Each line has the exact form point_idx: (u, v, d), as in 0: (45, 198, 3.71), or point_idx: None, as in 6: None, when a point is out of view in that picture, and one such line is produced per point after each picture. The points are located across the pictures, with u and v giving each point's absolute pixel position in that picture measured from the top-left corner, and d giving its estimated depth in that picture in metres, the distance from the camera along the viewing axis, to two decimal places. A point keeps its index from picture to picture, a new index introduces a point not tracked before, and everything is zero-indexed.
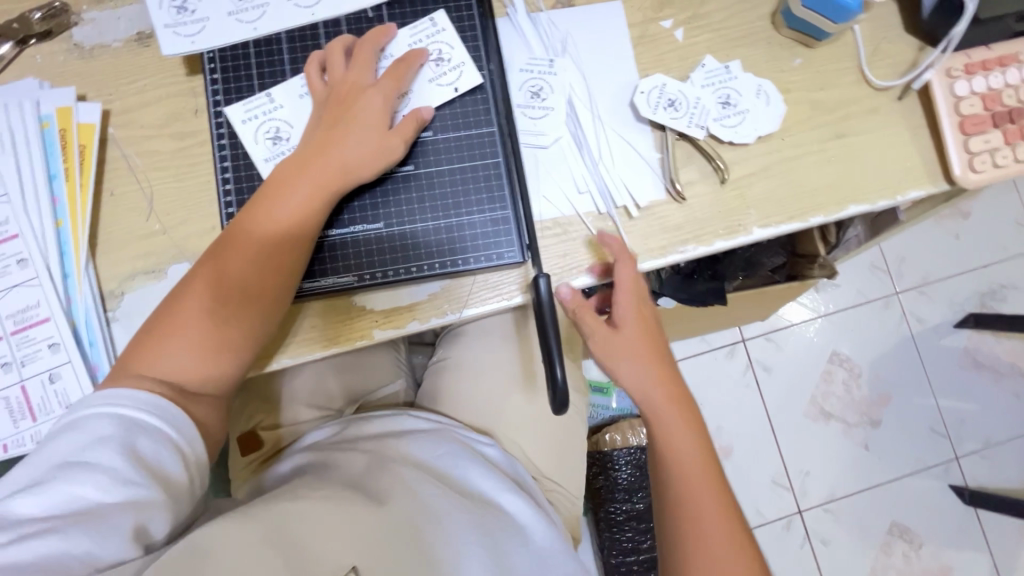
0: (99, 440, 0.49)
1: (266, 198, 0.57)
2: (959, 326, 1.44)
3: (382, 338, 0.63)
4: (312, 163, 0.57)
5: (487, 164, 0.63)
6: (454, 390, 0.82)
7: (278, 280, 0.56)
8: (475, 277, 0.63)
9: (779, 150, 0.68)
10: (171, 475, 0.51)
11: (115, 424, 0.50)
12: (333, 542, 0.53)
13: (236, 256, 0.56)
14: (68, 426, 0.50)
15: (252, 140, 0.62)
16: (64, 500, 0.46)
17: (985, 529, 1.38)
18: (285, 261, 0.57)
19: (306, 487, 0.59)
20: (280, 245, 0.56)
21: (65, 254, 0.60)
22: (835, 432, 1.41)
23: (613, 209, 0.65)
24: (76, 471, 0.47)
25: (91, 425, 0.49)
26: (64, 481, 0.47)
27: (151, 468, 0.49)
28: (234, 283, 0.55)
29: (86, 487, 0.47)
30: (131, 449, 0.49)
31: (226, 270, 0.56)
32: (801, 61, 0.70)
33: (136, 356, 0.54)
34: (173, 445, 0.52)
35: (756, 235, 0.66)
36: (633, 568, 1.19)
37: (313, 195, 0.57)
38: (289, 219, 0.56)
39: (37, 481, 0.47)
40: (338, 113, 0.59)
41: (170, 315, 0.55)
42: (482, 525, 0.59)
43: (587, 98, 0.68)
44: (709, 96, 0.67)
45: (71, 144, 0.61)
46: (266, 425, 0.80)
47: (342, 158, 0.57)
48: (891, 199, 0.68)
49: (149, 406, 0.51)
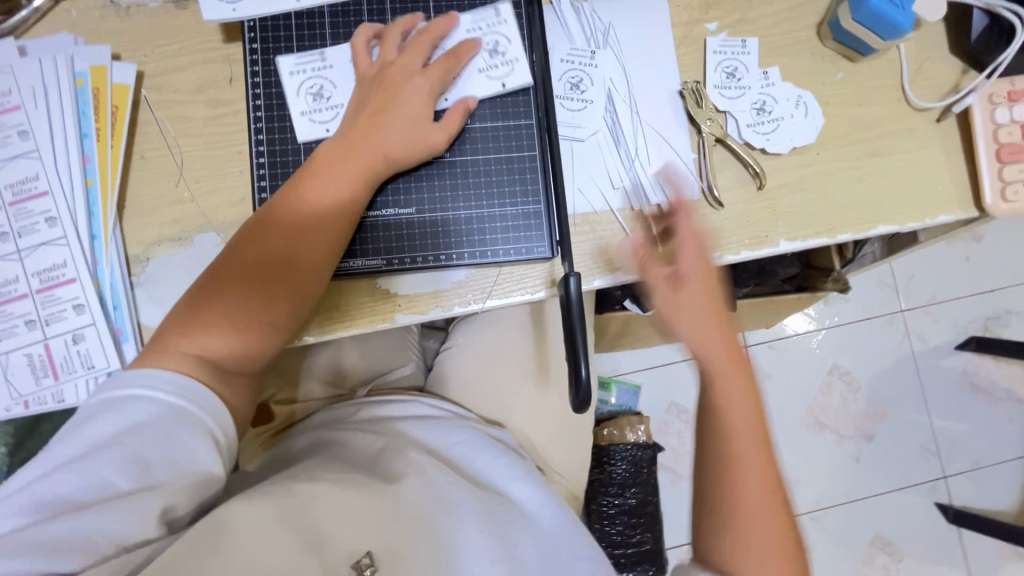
0: (134, 423, 0.50)
1: (306, 182, 0.57)
2: (961, 348, 1.45)
3: (404, 322, 0.63)
4: (355, 152, 0.58)
5: (523, 156, 0.63)
6: (468, 376, 0.82)
7: (318, 268, 0.57)
8: (502, 266, 0.63)
9: (812, 164, 0.67)
10: (199, 461, 0.50)
11: (151, 408, 0.50)
12: (348, 528, 0.55)
13: (275, 239, 0.57)
14: (105, 407, 0.51)
15: (295, 93, 0.61)
16: (98, 480, 0.48)
17: (965, 548, 1.40)
18: (325, 249, 0.57)
19: (320, 470, 0.61)
20: (321, 232, 0.57)
21: (93, 215, 0.59)
22: (828, 443, 1.43)
23: (646, 206, 0.65)
24: (112, 452, 0.48)
25: (128, 408, 0.50)
26: (100, 461, 0.48)
27: (180, 454, 0.50)
28: (274, 266, 0.56)
29: (122, 470, 0.48)
30: (164, 434, 0.49)
31: (267, 252, 0.56)
32: (843, 75, 0.69)
33: (173, 332, 0.55)
34: (205, 430, 0.52)
35: (782, 248, 0.66)
36: (620, 561, 1.19)
37: (357, 183, 0.58)
38: (331, 207, 0.57)
39: (74, 458, 0.49)
40: (383, 99, 0.59)
41: (209, 294, 0.56)
42: (489, 515, 0.60)
43: (626, 92, 0.67)
44: (744, 100, 0.68)
45: (104, 104, 0.60)
46: (278, 399, 0.81)
47: (386, 148, 0.58)
48: (920, 221, 0.68)
49: (179, 387, 0.52)
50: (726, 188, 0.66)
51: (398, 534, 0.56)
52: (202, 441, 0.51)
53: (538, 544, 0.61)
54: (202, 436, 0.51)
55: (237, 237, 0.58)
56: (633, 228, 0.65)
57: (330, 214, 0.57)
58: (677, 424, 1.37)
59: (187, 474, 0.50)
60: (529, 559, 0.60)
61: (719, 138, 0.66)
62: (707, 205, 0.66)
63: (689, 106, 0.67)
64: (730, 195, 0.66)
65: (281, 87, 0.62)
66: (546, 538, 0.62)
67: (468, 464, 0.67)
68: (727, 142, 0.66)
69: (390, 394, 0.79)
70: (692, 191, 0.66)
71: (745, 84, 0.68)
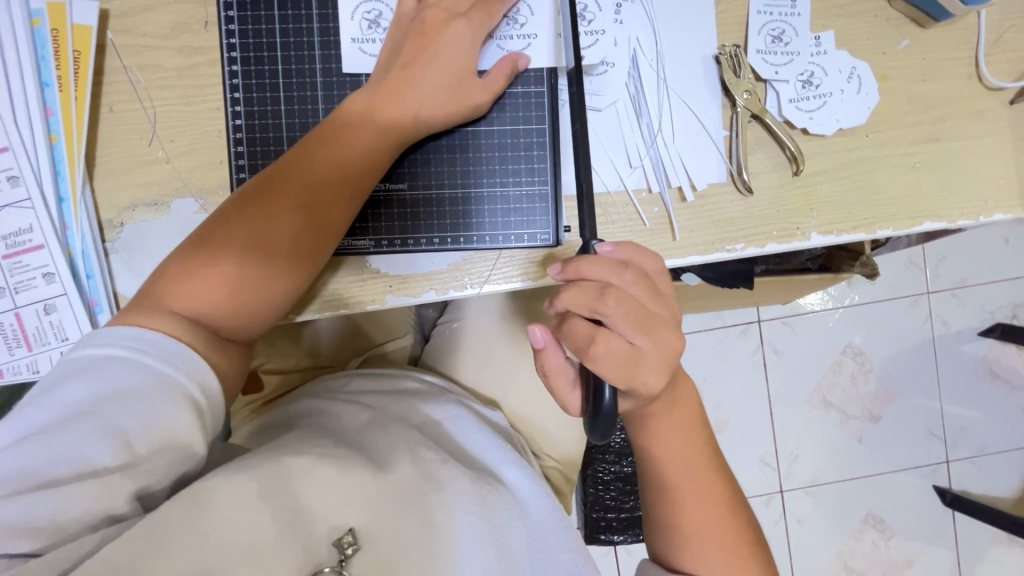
0: (117, 392, 0.43)
1: (328, 137, 0.52)
2: (983, 335, 1.38)
3: (395, 305, 0.58)
4: (386, 105, 0.52)
5: (531, 130, 0.57)
6: (466, 354, 0.79)
7: (327, 230, 0.52)
8: (501, 253, 0.58)
9: (860, 148, 0.59)
10: (185, 438, 0.44)
11: (134, 376, 0.43)
12: (331, 502, 0.51)
13: (287, 192, 0.50)
14: (81, 369, 0.44)
15: (348, 16, 0.56)
16: (66, 455, 0.41)
17: (956, 530, 1.39)
18: (337, 210, 0.52)
19: (301, 441, 0.55)
20: (337, 190, 0.52)
21: (60, 175, 0.55)
22: (832, 421, 1.38)
23: (666, 189, 0.58)
24: (84, 425, 0.41)
25: (108, 373, 0.43)
26: (72, 432, 0.41)
27: (165, 428, 0.43)
28: (282, 223, 0.50)
29: (96, 445, 0.41)
30: (149, 407, 0.43)
31: (277, 208, 0.50)
32: (909, 43, 0.60)
33: (161, 287, 0.48)
34: (195, 408, 0.45)
35: (812, 242, 0.60)
36: (612, 523, 1.20)
37: (379, 144, 0.53)
38: (350, 161, 0.52)
39: (42, 427, 0.42)
40: (418, 50, 0.53)
41: (206, 248, 0.49)
42: (483, 499, 0.55)
43: (653, 55, 0.59)
44: (789, 69, 0.59)
45: (65, 49, 0.54)
46: (268, 368, 0.78)
47: (418, 103, 0.53)
48: (973, 219, 0.60)
49: (163, 350, 0.45)
50: (760, 172, 0.59)
51: (393, 514, 0.52)
52: (190, 422, 0.44)
53: (528, 525, 0.57)
54: (190, 412, 0.44)
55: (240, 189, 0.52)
56: (649, 213, 0.59)
57: (349, 171, 0.52)
58: None
59: (168, 452, 0.44)
60: (525, 548, 0.55)
61: (755, 114, 0.58)
62: (735, 192, 0.59)
63: (725, 74, 0.58)
64: (764, 180, 0.59)
65: (260, 41, 0.56)
66: (541, 523, 0.58)
67: (462, 438, 0.64)
68: (765, 118, 0.58)
69: (384, 369, 0.76)
70: (719, 175, 0.59)
71: (793, 50, 0.59)
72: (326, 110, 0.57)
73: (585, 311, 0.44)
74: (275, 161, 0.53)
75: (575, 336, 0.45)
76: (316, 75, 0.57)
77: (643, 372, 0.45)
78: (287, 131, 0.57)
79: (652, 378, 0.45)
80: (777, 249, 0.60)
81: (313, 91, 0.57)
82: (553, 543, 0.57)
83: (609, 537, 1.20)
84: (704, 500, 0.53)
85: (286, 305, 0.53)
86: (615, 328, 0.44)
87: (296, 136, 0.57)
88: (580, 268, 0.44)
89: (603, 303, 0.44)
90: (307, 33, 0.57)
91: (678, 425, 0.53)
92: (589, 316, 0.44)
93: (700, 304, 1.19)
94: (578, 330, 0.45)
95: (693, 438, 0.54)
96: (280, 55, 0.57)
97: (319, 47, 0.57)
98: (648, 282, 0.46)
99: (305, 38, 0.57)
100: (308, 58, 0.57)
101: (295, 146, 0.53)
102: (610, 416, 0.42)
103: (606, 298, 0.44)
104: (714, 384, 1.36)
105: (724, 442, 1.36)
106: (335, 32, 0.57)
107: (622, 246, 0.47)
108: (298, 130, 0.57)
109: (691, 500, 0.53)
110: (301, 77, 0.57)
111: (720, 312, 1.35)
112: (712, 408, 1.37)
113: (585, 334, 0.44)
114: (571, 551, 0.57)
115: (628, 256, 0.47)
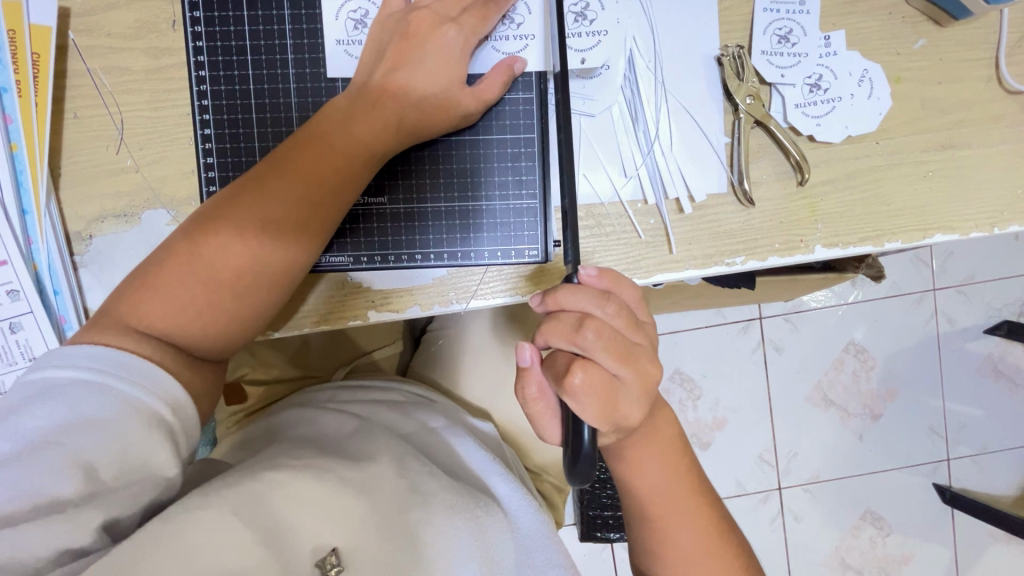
0: (81, 420, 0.41)
1: (307, 144, 0.49)
2: (990, 332, 1.34)
3: (378, 321, 0.56)
4: (368, 111, 0.49)
5: (520, 139, 0.54)
6: (456, 364, 0.77)
7: (305, 245, 0.49)
8: (487, 268, 0.55)
9: (869, 156, 0.56)
10: (156, 465, 0.43)
11: (103, 404, 0.41)
12: (315, 522, 0.48)
13: (261, 202, 0.47)
14: (42, 393, 0.41)
15: (332, 16, 0.53)
16: (33, 488, 0.39)
17: (956, 529, 1.35)
18: (315, 224, 0.49)
19: (283, 456, 0.53)
20: (315, 202, 0.48)
21: (23, 187, 0.52)
22: (832, 419, 1.33)
23: (663, 200, 0.55)
24: (49, 456, 0.40)
25: (73, 398, 0.41)
26: (38, 464, 0.39)
27: (135, 457, 0.41)
28: (257, 237, 0.47)
29: (63, 478, 0.40)
30: (117, 436, 0.41)
31: (252, 220, 0.47)
32: (925, 43, 0.56)
33: (130, 303, 0.46)
34: (169, 436, 0.43)
35: (816, 255, 0.56)
36: (609, 522, 1.13)
37: (360, 155, 0.49)
38: (329, 170, 0.48)
39: (2, 458, 0.40)
40: (404, 54, 0.50)
41: (178, 262, 0.47)
42: (473, 518, 0.53)
43: (650, 56, 0.55)
44: (796, 72, 0.56)
45: (22, 50, 0.51)
46: (252, 378, 0.76)
47: (402, 111, 0.50)
48: (986, 231, 0.57)
49: (130, 371, 0.43)
50: (762, 182, 0.56)
51: (378, 529, 0.50)
52: (164, 451, 0.42)
53: (515, 539, 0.56)
54: (160, 438, 0.42)
55: (214, 198, 0.49)
56: (645, 225, 0.55)
57: (327, 181, 0.48)
58: (678, 392, 1.31)
59: (140, 479, 0.43)
60: (510, 563, 0.53)
61: (758, 120, 0.55)
62: (736, 203, 0.56)
63: (727, 77, 0.55)
64: (767, 190, 0.56)
65: (229, 44, 0.53)
66: (527, 539, 0.57)
67: (450, 447, 0.62)
68: (768, 125, 0.55)
69: (371, 380, 0.74)
70: (720, 185, 0.56)
71: (801, 50, 0.56)
72: (299, 119, 0.54)
73: (565, 344, 0.42)
74: (251, 169, 0.50)
75: (555, 370, 0.42)
76: (289, 81, 0.54)
77: (624, 406, 0.43)
78: (259, 141, 0.54)
79: (630, 410, 0.43)
80: (779, 262, 0.56)
81: (286, 99, 0.54)
82: (539, 558, 0.56)
83: (606, 535, 1.14)
84: (689, 531, 0.51)
85: (261, 322, 0.50)
86: (595, 360, 0.41)
87: (269, 146, 0.54)
88: (558, 298, 0.42)
89: (581, 335, 0.41)
90: (278, 35, 0.54)
91: (658, 450, 0.50)
92: (569, 350, 0.42)
93: (699, 302, 1.15)
94: (558, 365, 0.42)
95: (675, 459, 0.51)
96: (251, 58, 0.54)
97: (291, 50, 0.54)
98: (630, 314, 0.43)
99: (277, 41, 0.54)
100: (281, 63, 0.54)
101: (274, 153, 0.50)
102: (589, 456, 0.40)
103: (584, 330, 0.41)
104: (711, 381, 1.31)
105: (720, 439, 1.31)
106: (309, 33, 0.54)
107: (604, 275, 0.45)
108: (271, 139, 0.54)
109: (676, 530, 0.51)
110: (273, 83, 0.54)
111: (720, 309, 1.29)
112: (711, 405, 1.31)
113: (563, 368, 0.42)
114: (559, 567, 0.56)
115: (607, 286, 0.45)
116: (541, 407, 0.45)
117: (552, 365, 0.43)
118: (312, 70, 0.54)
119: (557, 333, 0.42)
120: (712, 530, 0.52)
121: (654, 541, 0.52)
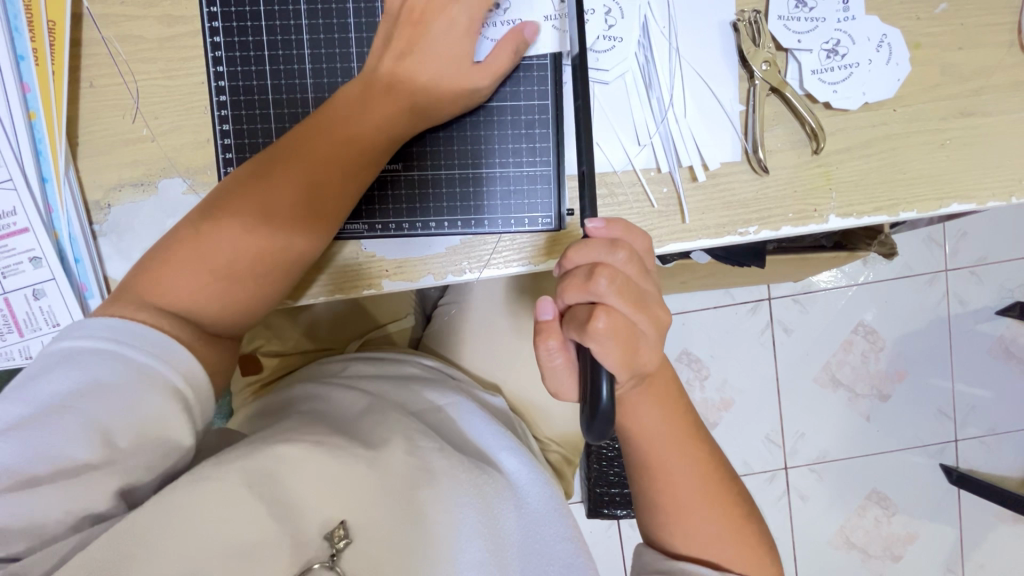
0: (98, 384, 0.41)
1: (321, 129, 0.49)
2: (1002, 313, 1.32)
3: (392, 290, 0.56)
4: (377, 96, 0.50)
5: (533, 106, 0.55)
6: (466, 338, 0.77)
7: (324, 230, 0.50)
8: (501, 236, 0.55)
9: (886, 124, 0.55)
10: (172, 435, 0.43)
11: (115, 371, 0.42)
12: (323, 490, 0.48)
13: (280, 186, 0.48)
14: (62, 360, 0.42)
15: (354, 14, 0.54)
16: (50, 451, 0.40)
17: (961, 509, 1.35)
18: (332, 204, 0.49)
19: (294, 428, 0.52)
20: (335, 183, 0.49)
21: (42, 156, 0.53)
22: (840, 400, 1.33)
23: (676, 168, 0.55)
24: (69, 421, 0.40)
25: (90, 364, 0.42)
26: (55, 427, 0.40)
27: (153, 424, 0.42)
28: (274, 217, 0.47)
29: (81, 442, 0.40)
30: (134, 402, 0.41)
31: (268, 200, 0.47)
32: (945, 8, 0.55)
33: (147, 281, 0.46)
34: (183, 404, 0.43)
35: (829, 225, 0.56)
36: (615, 499, 1.13)
37: (376, 142, 0.50)
38: (347, 155, 0.49)
39: (20, 420, 0.40)
40: (413, 38, 0.50)
41: (195, 242, 0.47)
42: (480, 489, 0.53)
43: (666, 21, 0.55)
44: (813, 37, 0.55)
45: (39, 20, 0.51)
46: (266, 350, 0.78)
47: (414, 95, 0.50)
48: (1003, 201, 0.56)
49: (143, 340, 0.43)
50: (777, 151, 0.55)
51: (387, 506, 0.50)
52: (178, 417, 0.43)
53: (521, 514, 0.55)
54: (177, 406, 0.43)
55: (227, 180, 0.49)
56: (657, 194, 0.55)
57: (340, 168, 0.49)
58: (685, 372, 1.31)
59: (153, 452, 0.43)
60: (516, 538, 0.53)
61: (774, 87, 0.54)
62: (750, 172, 0.55)
63: (743, 43, 0.54)
64: (781, 159, 0.55)
65: (243, 9, 0.54)
66: (531, 511, 0.56)
67: (458, 424, 0.62)
68: (785, 92, 0.54)
69: (385, 353, 0.74)
70: (733, 153, 0.55)
71: (819, 15, 0.55)
72: (314, 85, 0.54)
73: (581, 296, 0.42)
74: (264, 152, 0.50)
75: (576, 320, 0.42)
76: (303, 47, 0.54)
77: (643, 353, 0.43)
78: (274, 109, 0.55)
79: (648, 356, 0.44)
80: (793, 232, 0.56)
81: (299, 65, 0.54)
82: (545, 532, 0.55)
83: (612, 512, 1.15)
84: (692, 482, 0.51)
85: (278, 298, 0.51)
86: (614, 306, 0.42)
87: (283, 113, 0.55)
88: (568, 256, 0.44)
89: (595, 283, 0.42)
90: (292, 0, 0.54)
91: (655, 397, 0.50)
92: (585, 300, 0.42)
93: (708, 282, 1.13)
94: (579, 316, 0.42)
95: (674, 410, 0.52)
96: (265, 25, 0.54)
97: (306, 15, 0.54)
98: (640, 262, 0.44)
99: (291, 6, 0.54)
100: (295, 30, 0.54)
101: (287, 139, 0.50)
102: (608, 414, 0.39)
103: (597, 278, 0.42)
104: (719, 361, 1.31)
105: (728, 419, 1.32)
106: None
107: (613, 223, 0.45)
108: (285, 106, 0.54)
109: (675, 476, 0.51)
110: (287, 49, 0.54)
111: (728, 289, 1.28)
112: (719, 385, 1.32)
113: (583, 317, 0.42)
114: (566, 541, 0.56)
115: (618, 234, 0.45)
116: (560, 364, 0.44)
117: (572, 319, 0.43)
118: (326, 36, 0.54)
119: (571, 288, 0.43)
120: (712, 473, 0.52)
121: (657, 496, 0.51)
